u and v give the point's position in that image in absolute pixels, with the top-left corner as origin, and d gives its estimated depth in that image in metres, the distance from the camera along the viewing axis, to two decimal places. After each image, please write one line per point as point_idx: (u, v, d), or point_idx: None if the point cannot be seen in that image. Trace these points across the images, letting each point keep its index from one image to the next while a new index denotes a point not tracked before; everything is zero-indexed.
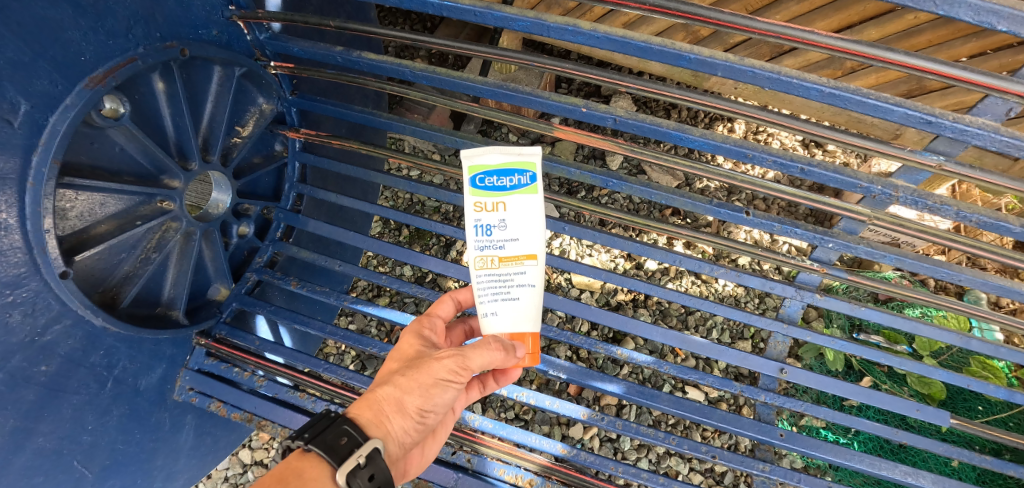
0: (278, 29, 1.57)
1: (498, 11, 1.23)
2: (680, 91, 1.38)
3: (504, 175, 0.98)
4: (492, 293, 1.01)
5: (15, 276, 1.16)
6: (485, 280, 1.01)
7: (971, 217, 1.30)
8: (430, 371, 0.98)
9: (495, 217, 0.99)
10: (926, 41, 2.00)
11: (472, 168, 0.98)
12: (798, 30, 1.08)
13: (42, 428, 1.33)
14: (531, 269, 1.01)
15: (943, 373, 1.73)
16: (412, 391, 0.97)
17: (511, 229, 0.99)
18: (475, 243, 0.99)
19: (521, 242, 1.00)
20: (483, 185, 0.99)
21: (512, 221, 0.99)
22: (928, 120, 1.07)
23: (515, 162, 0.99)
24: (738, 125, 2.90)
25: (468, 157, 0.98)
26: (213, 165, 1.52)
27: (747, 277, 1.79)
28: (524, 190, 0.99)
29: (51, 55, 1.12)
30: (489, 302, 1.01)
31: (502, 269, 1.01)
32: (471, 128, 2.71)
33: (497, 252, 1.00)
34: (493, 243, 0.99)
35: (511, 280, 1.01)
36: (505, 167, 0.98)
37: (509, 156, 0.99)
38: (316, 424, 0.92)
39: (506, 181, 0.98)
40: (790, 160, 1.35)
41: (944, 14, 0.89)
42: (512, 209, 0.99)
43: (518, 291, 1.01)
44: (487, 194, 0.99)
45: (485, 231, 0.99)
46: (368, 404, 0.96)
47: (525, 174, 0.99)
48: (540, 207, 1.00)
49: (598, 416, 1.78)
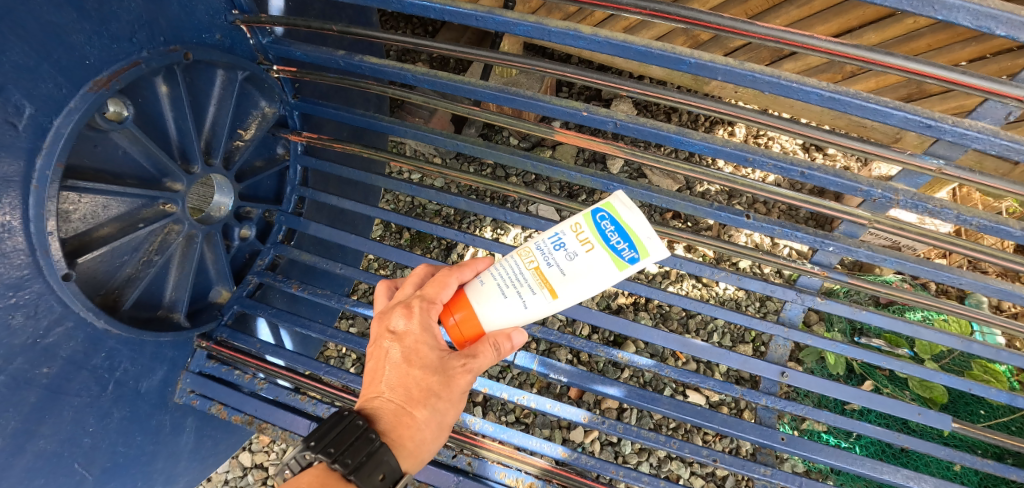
0: (280, 33, 1.58)
1: (499, 16, 1.24)
2: (681, 94, 1.37)
3: (617, 234, 0.96)
4: (502, 275, 1.01)
5: (18, 278, 1.17)
6: (512, 264, 1.02)
7: (971, 221, 1.31)
8: (461, 386, 0.93)
9: (574, 246, 0.98)
10: (926, 45, 2.01)
11: (609, 204, 0.97)
12: (797, 34, 1.08)
13: (44, 431, 1.33)
14: (539, 298, 1.00)
15: (944, 377, 1.71)
16: (448, 413, 0.93)
17: (572, 264, 0.98)
18: (543, 242, 1.00)
19: (564, 278, 0.99)
20: (598, 221, 0.97)
21: (578, 263, 0.98)
22: (928, 124, 1.07)
23: (638, 236, 0.95)
24: (738, 130, 2.93)
25: (618, 197, 0.97)
26: (215, 168, 1.52)
27: (747, 280, 1.78)
28: (614, 258, 0.96)
29: (56, 58, 1.13)
30: (494, 279, 1.01)
31: (528, 273, 1.00)
32: (472, 132, 2.76)
33: (542, 264, 1.00)
34: (550, 257, 0.99)
35: (520, 286, 1.00)
36: (627, 230, 0.95)
37: (642, 228, 0.95)
38: (359, 449, 0.85)
39: (615, 239, 0.96)
40: (790, 164, 1.34)
41: (943, 18, 0.88)
42: (591, 257, 0.97)
43: (516, 296, 1.00)
44: (591, 229, 0.98)
45: (556, 245, 0.99)
46: (410, 434, 0.90)
47: (630, 250, 0.95)
48: (607, 280, 0.97)
49: (598, 420, 1.76)
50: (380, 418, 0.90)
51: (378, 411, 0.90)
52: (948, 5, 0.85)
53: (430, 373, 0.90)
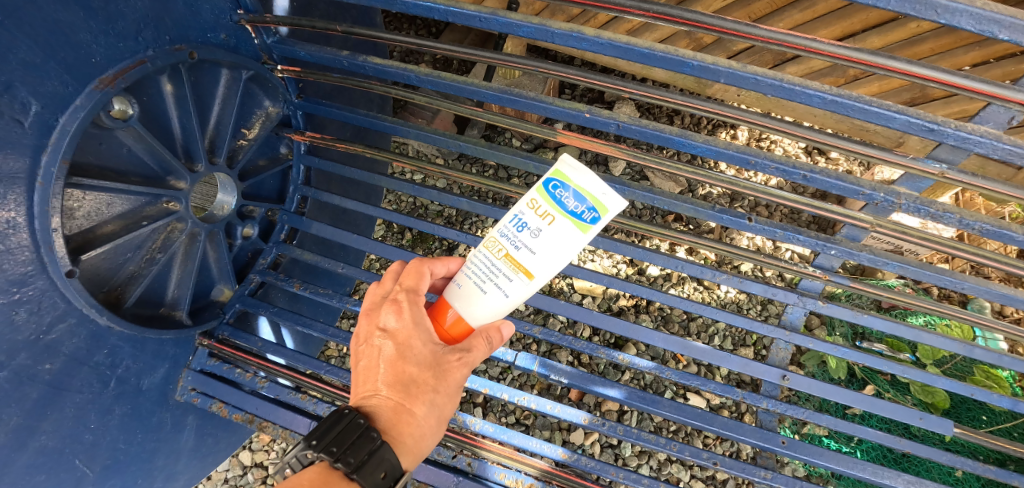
0: (285, 33, 1.59)
1: (502, 17, 1.25)
2: (684, 97, 1.38)
3: (574, 198, 0.92)
4: (476, 272, 0.99)
5: (22, 274, 1.17)
6: (482, 259, 0.99)
7: (973, 225, 1.30)
8: (457, 380, 0.93)
9: (535, 223, 0.95)
10: (929, 49, 2.01)
11: (558, 170, 0.93)
12: (800, 37, 1.08)
13: (45, 427, 1.33)
14: (517, 283, 0.96)
15: (947, 382, 1.71)
16: (446, 408, 0.93)
17: (538, 241, 0.94)
18: (505, 227, 0.97)
19: (535, 257, 0.95)
20: (551, 191, 0.94)
21: (543, 238, 0.94)
22: (930, 127, 1.07)
23: (593, 195, 0.90)
24: (741, 133, 2.94)
25: (564, 161, 0.93)
26: (218, 166, 1.53)
27: (749, 283, 1.78)
28: (577, 222, 0.92)
29: (62, 56, 1.14)
30: (470, 278, 0.99)
31: (499, 261, 0.97)
32: (475, 133, 2.77)
33: (510, 249, 0.97)
34: (516, 239, 0.96)
35: (496, 277, 0.97)
36: (582, 192, 0.91)
37: (593, 186, 0.90)
38: (361, 448, 0.84)
39: (572, 203, 0.92)
40: (792, 167, 1.34)
41: (946, 23, 0.88)
42: (554, 228, 0.93)
43: (494, 288, 0.97)
44: (546, 201, 0.94)
45: (518, 226, 0.96)
46: (409, 431, 0.90)
47: (590, 211, 0.91)
48: (577, 246, 0.93)
49: (599, 421, 1.76)
50: (380, 416, 0.89)
51: (377, 409, 0.90)
52: (951, 9, 0.85)
53: (426, 369, 0.91)
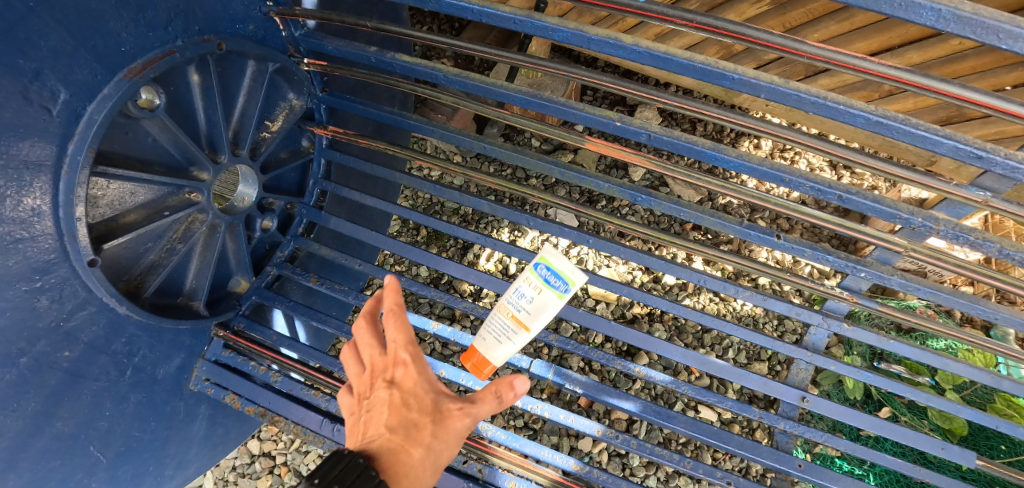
0: (313, 26, 1.58)
1: (537, 20, 1.20)
2: (719, 109, 1.33)
3: (553, 276, 1.20)
4: (489, 332, 1.25)
5: (45, 262, 1.17)
6: (494, 322, 1.25)
7: (1013, 255, 1.26)
8: (458, 429, 0.87)
9: (528, 295, 1.22)
10: (969, 67, 1.96)
11: (540, 257, 1.22)
12: (849, 55, 1.03)
13: (62, 413, 1.34)
14: (522, 340, 1.22)
15: (971, 413, 1.64)
16: (445, 461, 0.85)
17: (531, 310, 1.22)
18: (506, 298, 1.25)
19: (529, 320, 1.22)
20: (537, 271, 1.22)
21: (534, 308, 1.21)
22: (978, 155, 1.02)
23: (565, 273, 1.19)
24: (764, 143, 2.92)
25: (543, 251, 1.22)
26: (241, 159, 1.52)
27: (772, 302, 1.73)
28: (557, 295, 1.20)
29: (92, 45, 1.13)
30: (486, 338, 1.25)
31: (506, 322, 1.24)
32: (494, 131, 2.78)
33: (513, 314, 1.23)
34: (516, 307, 1.23)
35: (507, 336, 1.22)
36: (559, 272, 1.19)
37: (567, 267, 1.19)
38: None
39: (553, 281, 1.20)
40: (827, 187, 1.29)
41: (1008, 48, 0.82)
42: (541, 299, 1.21)
43: (506, 346, 1.23)
44: (535, 278, 1.22)
45: (516, 296, 1.24)
46: (407, 483, 0.81)
47: (564, 285, 1.19)
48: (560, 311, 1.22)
49: (613, 434, 1.72)
50: (376, 463, 0.81)
51: (372, 455, 0.81)
52: (1016, 35, 0.80)
53: (427, 414, 0.86)
